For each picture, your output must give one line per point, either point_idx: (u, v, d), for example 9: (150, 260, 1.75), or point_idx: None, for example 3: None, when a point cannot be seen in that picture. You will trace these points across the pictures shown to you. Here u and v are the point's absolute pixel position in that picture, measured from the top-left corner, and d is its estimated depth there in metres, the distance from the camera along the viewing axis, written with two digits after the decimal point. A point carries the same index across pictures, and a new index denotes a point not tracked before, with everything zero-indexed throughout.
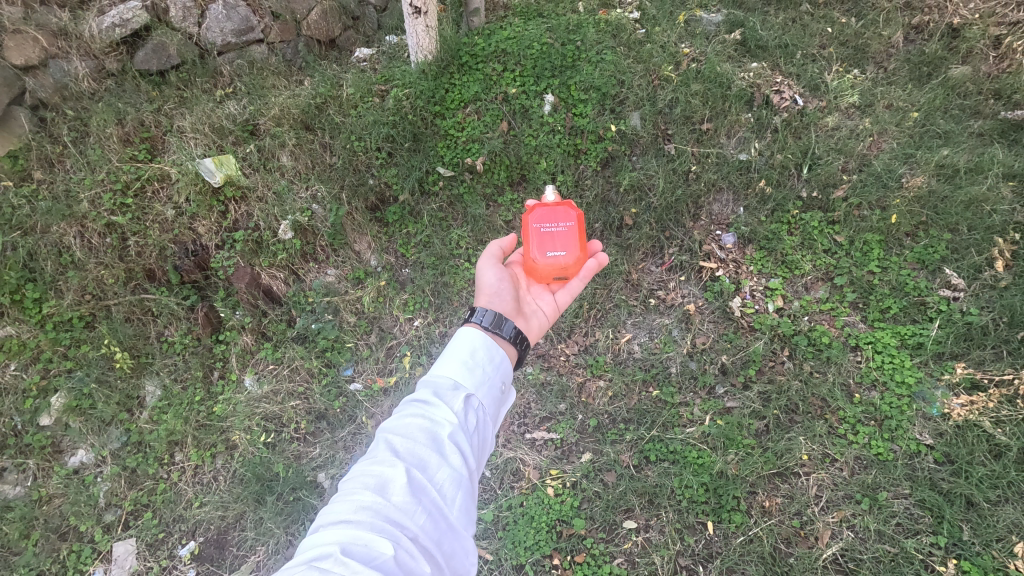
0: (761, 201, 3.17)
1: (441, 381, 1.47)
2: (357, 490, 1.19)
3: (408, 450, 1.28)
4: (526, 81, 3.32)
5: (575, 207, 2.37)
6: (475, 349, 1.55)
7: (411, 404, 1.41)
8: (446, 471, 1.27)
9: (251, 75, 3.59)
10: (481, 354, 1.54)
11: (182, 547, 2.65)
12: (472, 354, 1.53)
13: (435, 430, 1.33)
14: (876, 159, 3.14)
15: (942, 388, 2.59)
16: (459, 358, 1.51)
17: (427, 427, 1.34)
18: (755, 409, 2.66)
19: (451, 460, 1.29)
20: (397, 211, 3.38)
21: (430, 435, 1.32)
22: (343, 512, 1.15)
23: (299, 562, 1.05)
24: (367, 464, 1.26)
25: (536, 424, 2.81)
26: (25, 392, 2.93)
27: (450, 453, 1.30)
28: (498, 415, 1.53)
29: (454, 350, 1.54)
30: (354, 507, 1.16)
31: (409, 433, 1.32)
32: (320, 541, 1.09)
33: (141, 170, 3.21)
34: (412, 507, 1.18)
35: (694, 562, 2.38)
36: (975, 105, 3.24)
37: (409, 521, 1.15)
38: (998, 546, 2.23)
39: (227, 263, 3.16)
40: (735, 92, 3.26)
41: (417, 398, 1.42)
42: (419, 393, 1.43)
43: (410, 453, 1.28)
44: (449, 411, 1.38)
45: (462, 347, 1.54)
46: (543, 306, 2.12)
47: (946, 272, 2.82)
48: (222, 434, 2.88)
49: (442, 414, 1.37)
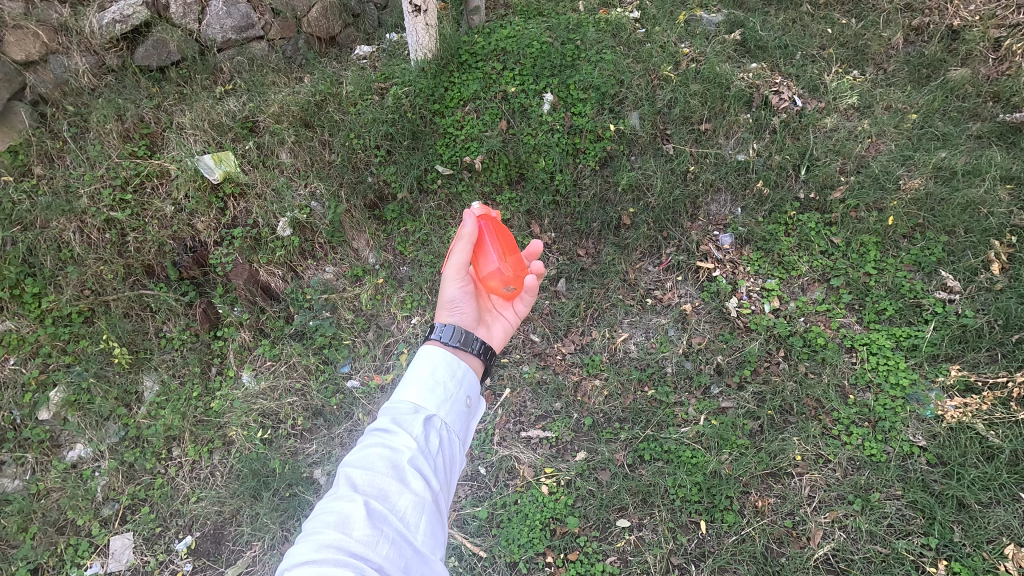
0: (758, 202, 3.18)
1: (401, 406, 1.48)
2: (319, 529, 1.19)
3: (368, 481, 1.29)
4: (525, 80, 3.33)
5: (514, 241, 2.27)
6: (435, 369, 1.56)
7: (371, 434, 1.43)
8: (408, 497, 1.28)
9: (251, 72, 3.60)
10: (441, 373, 1.56)
11: (179, 542, 2.67)
12: (430, 374, 1.55)
13: (396, 458, 1.35)
14: (874, 161, 3.14)
15: (936, 390, 2.59)
16: (419, 381, 1.53)
17: (387, 455, 1.35)
18: (749, 410, 2.67)
19: (413, 485, 1.31)
20: (395, 209, 3.39)
21: (391, 463, 1.33)
22: (306, 551, 1.16)
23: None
24: (328, 502, 1.26)
25: (532, 423, 2.82)
26: (24, 386, 2.95)
27: (412, 478, 1.32)
28: (463, 433, 1.55)
29: (414, 372, 1.56)
30: (316, 546, 1.16)
31: (370, 463, 1.33)
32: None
33: (140, 166, 3.22)
34: (375, 538, 1.19)
35: (687, 561, 2.39)
36: (974, 107, 3.24)
37: (372, 552, 1.17)
38: (988, 547, 2.24)
39: (225, 259, 3.18)
40: (734, 92, 3.27)
41: (377, 427, 1.44)
42: (379, 422, 1.45)
43: (371, 484, 1.29)
44: (409, 436, 1.40)
45: (421, 369, 1.56)
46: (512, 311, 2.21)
47: (942, 275, 2.83)
48: (219, 430, 2.89)
49: (402, 440, 1.39)
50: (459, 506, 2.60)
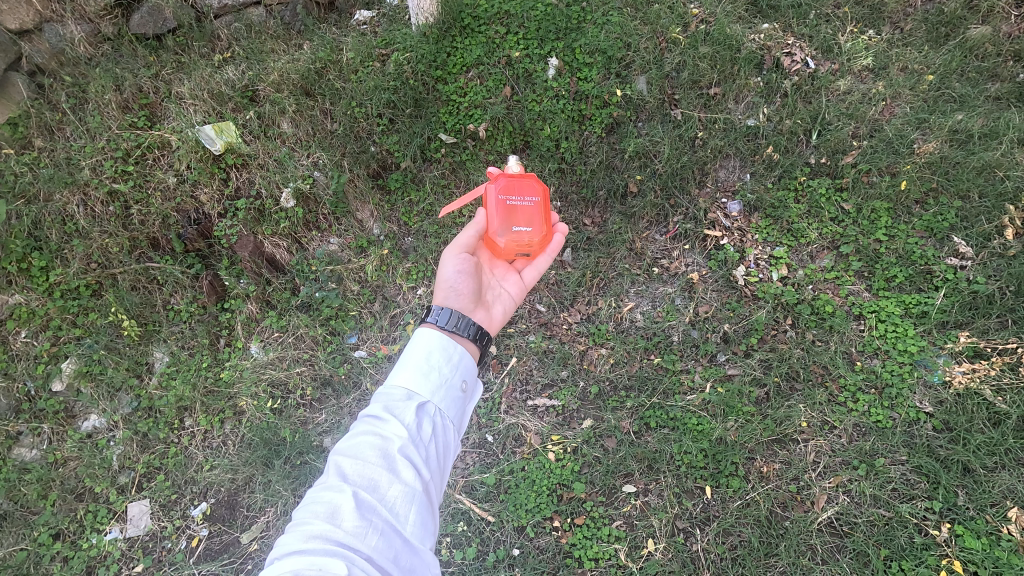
0: (768, 167, 3.11)
1: (394, 393, 1.51)
2: (308, 520, 1.22)
3: (359, 471, 1.32)
4: (529, 45, 3.25)
5: (538, 182, 2.47)
6: (429, 355, 1.58)
7: (364, 421, 1.45)
8: (398, 486, 1.31)
9: (249, 39, 3.52)
10: (435, 358, 1.58)
11: (195, 508, 2.72)
12: (424, 358, 1.58)
13: (387, 446, 1.37)
14: (887, 124, 3.06)
15: (944, 356, 2.57)
16: (414, 367, 1.55)
17: (379, 443, 1.37)
18: (755, 377, 2.68)
19: (404, 475, 1.33)
20: (398, 178, 3.34)
21: (382, 452, 1.36)
22: (294, 541, 1.18)
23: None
24: (319, 491, 1.29)
25: (538, 391, 2.83)
26: (37, 358, 2.99)
27: (402, 469, 1.34)
28: (458, 418, 1.57)
29: (408, 358, 1.58)
30: (305, 536, 1.19)
31: (361, 452, 1.36)
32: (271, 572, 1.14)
33: (141, 138, 3.20)
34: (363, 529, 1.21)
35: (692, 526, 2.43)
36: (993, 67, 3.13)
37: (361, 543, 1.19)
38: (991, 510, 2.26)
39: (230, 231, 3.16)
40: (745, 54, 3.17)
41: (370, 414, 1.46)
42: (372, 409, 1.47)
43: (361, 473, 1.32)
44: (401, 424, 1.42)
45: (416, 354, 1.58)
46: (509, 288, 2.23)
47: (955, 240, 2.77)
48: (230, 400, 2.93)
49: (393, 428, 1.41)
50: (468, 473, 2.63)
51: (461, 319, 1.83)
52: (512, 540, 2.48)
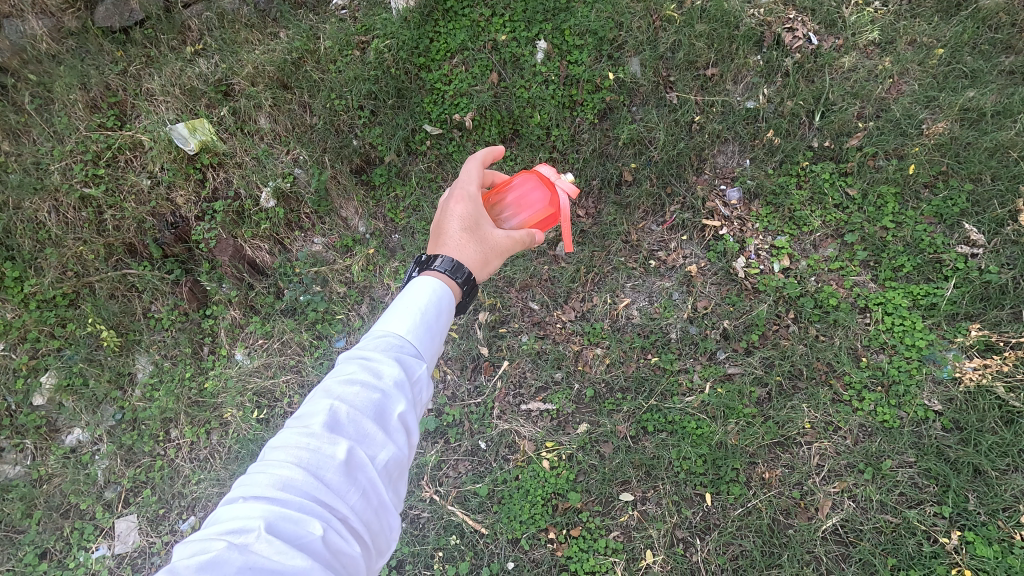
0: (768, 152, 2.97)
1: (395, 342, 1.37)
2: (287, 461, 1.11)
3: (351, 421, 1.20)
4: (516, 27, 3.07)
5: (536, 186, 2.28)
6: (431, 315, 1.47)
7: (358, 360, 1.31)
8: (388, 449, 1.22)
9: (222, 29, 3.34)
10: (436, 321, 1.48)
11: (183, 522, 2.66)
12: (426, 315, 1.46)
13: (384, 401, 1.25)
14: (895, 103, 2.88)
15: (954, 350, 2.47)
16: (416, 323, 1.42)
17: (377, 395, 1.25)
18: (757, 376, 2.58)
19: (395, 437, 1.24)
20: (383, 172, 3.18)
21: (378, 405, 1.24)
22: (268, 483, 1.08)
23: (215, 537, 1.00)
24: (302, 430, 1.16)
25: (532, 394, 2.73)
26: (16, 371, 2.91)
27: (395, 429, 1.24)
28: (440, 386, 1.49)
29: (413, 308, 1.45)
30: (283, 481, 1.08)
31: (354, 397, 1.23)
32: (240, 514, 1.03)
33: (111, 139, 3.07)
34: (346, 487, 1.12)
35: (691, 535, 2.37)
36: (1008, 38, 2.89)
37: (343, 502, 1.10)
38: (1003, 515, 2.18)
39: (208, 235, 3.05)
40: (743, 32, 2.99)
41: (368, 356, 1.32)
42: (369, 352, 1.33)
43: (353, 424, 1.20)
44: (401, 380, 1.30)
45: (419, 307, 1.46)
46: None
47: (966, 227, 2.63)
48: (215, 410, 2.84)
49: (393, 381, 1.29)
50: (461, 483, 2.56)
51: (459, 269, 1.72)
52: (507, 553, 2.42)
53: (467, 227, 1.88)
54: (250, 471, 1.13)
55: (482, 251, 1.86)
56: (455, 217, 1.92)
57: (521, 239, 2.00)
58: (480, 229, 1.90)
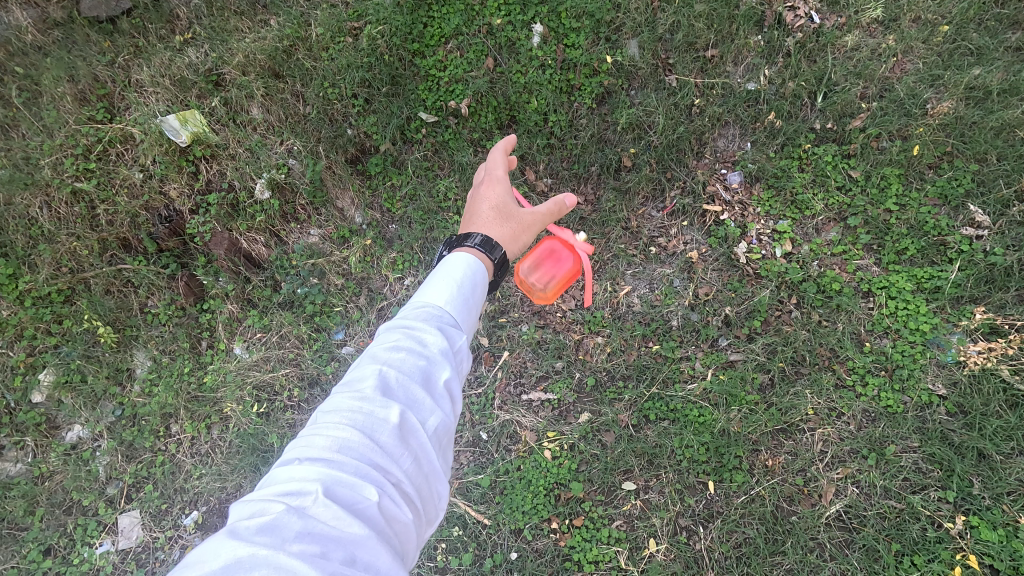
0: (770, 135, 2.91)
1: (435, 312, 1.36)
2: (341, 426, 1.08)
3: (401, 387, 1.18)
4: (511, 10, 2.99)
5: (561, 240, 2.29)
6: (467, 283, 1.46)
7: (402, 329, 1.30)
8: (437, 414, 1.20)
9: (211, 16, 3.27)
10: (472, 289, 1.47)
11: (186, 517, 2.67)
12: (464, 285, 1.45)
13: (430, 369, 1.24)
14: (899, 83, 2.82)
15: (958, 334, 2.44)
16: (455, 293, 1.41)
17: (422, 363, 1.23)
18: (760, 362, 2.56)
19: (442, 404, 1.22)
20: (378, 161, 3.13)
21: (425, 372, 1.22)
22: (323, 447, 1.05)
23: (274, 498, 0.96)
24: (353, 395, 1.14)
25: (533, 384, 2.72)
26: (14, 369, 2.88)
27: (441, 395, 1.23)
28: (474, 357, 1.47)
29: (450, 278, 1.44)
30: (339, 445, 1.05)
31: (401, 365, 1.21)
32: (297, 475, 1.00)
33: (101, 132, 3.02)
34: (400, 452, 1.09)
35: (694, 523, 2.36)
36: (1015, 13, 2.80)
37: (398, 467, 1.08)
38: (1008, 499, 2.17)
39: (203, 228, 2.99)
40: (743, 12, 2.92)
41: (410, 325, 1.31)
42: (412, 321, 1.32)
43: (402, 391, 1.18)
44: (444, 348, 1.29)
45: (456, 277, 1.45)
46: None
47: (970, 209, 2.59)
48: (215, 405, 2.83)
49: (437, 349, 1.27)
50: (462, 474, 2.55)
51: (494, 245, 1.72)
52: (510, 543, 2.42)
53: (496, 208, 1.92)
54: (302, 435, 1.10)
55: (512, 226, 1.86)
56: (484, 201, 1.96)
57: (550, 211, 1.99)
58: (508, 208, 1.93)
